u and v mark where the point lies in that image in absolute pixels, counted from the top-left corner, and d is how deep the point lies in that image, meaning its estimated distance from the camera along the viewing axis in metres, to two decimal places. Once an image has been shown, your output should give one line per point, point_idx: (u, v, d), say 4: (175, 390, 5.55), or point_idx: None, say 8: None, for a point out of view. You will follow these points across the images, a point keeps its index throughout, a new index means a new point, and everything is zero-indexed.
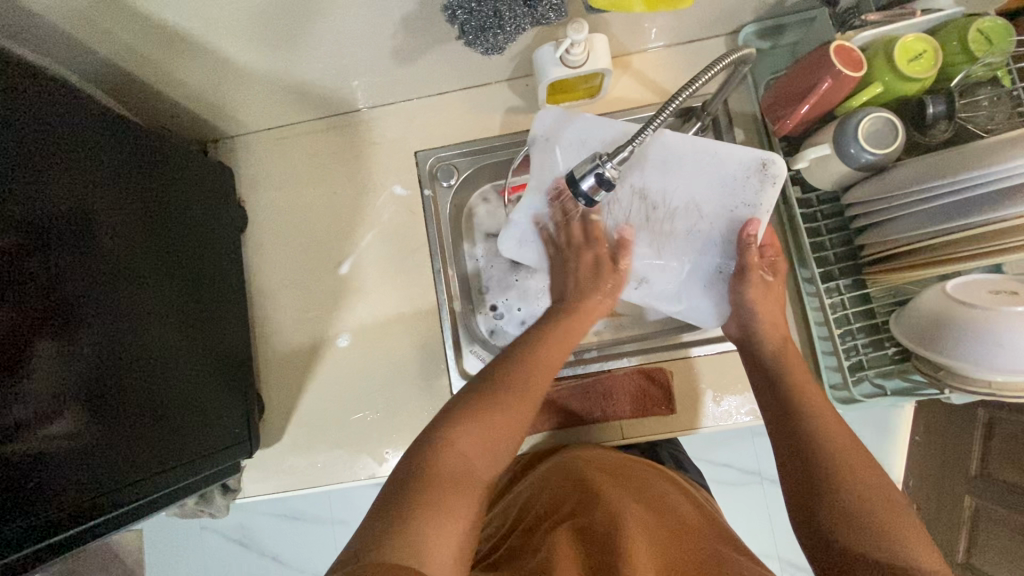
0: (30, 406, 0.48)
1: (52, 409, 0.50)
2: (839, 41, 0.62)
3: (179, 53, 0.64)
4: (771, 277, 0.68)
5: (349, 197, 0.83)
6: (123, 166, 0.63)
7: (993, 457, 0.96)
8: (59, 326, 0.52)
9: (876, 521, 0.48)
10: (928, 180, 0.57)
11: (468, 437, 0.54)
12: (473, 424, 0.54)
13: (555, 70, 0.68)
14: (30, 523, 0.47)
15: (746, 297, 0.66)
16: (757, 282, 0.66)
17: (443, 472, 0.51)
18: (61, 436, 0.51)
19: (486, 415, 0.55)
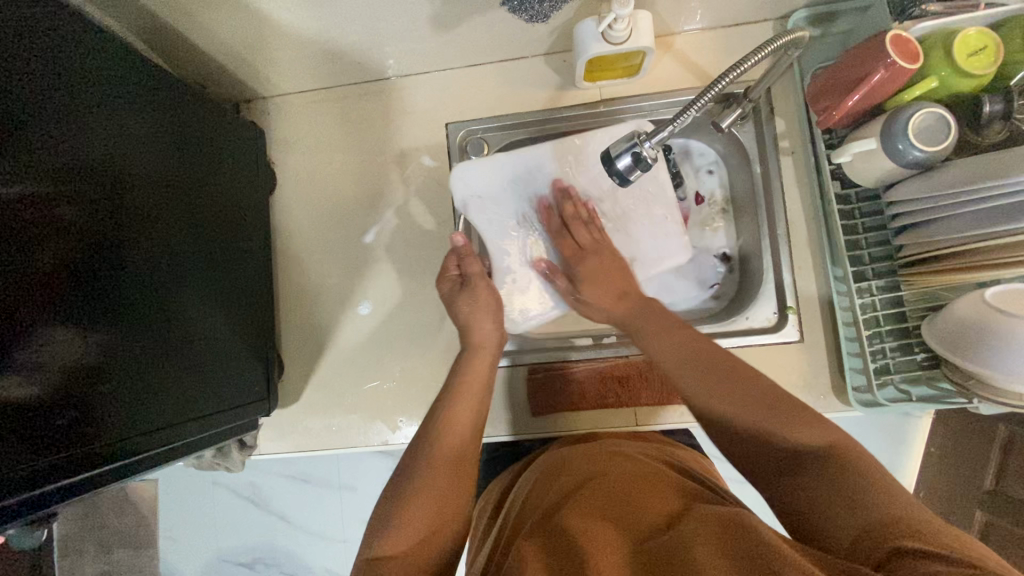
0: (58, 347, 0.49)
1: (80, 352, 0.51)
2: (896, 30, 0.59)
3: (220, 9, 0.63)
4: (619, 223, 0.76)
5: (376, 165, 0.83)
6: (157, 119, 0.63)
7: (1010, 472, 0.94)
8: (88, 272, 0.53)
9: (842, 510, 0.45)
10: (981, 181, 0.55)
11: (402, 541, 0.52)
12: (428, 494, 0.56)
13: (596, 45, 0.66)
14: (57, 459, 0.49)
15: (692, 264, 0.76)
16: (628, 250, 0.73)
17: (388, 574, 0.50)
18: (87, 379, 0.52)
19: (415, 503, 0.55)
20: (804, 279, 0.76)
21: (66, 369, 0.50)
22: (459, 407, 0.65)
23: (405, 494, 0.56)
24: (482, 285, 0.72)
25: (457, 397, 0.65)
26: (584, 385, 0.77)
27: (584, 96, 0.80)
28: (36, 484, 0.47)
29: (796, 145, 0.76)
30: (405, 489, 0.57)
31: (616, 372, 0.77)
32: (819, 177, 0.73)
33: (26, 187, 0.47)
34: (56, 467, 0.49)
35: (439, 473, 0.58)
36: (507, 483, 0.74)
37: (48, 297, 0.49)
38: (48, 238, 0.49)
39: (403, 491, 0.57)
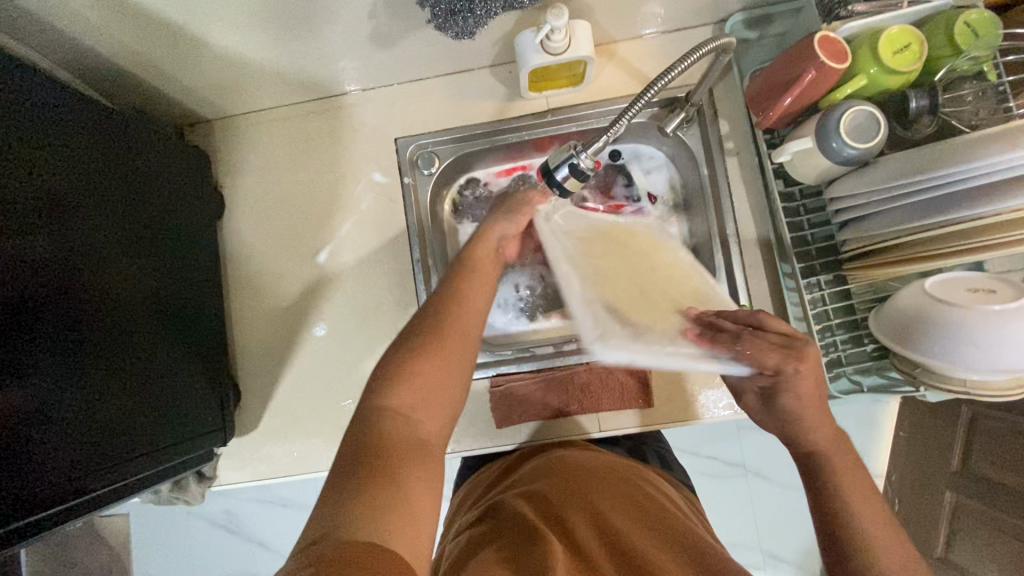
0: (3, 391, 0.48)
1: (28, 393, 0.50)
2: (823, 32, 0.61)
3: (149, 35, 0.62)
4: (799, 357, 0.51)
5: (327, 182, 0.82)
6: (97, 149, 0.61)
7: (975, 453, 0.96)
8: (29, 311, 0.51)
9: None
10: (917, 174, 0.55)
11: (414, 398, 0.50)
12: (415, 383, 0.50)
13: (536, 57, 0.67)
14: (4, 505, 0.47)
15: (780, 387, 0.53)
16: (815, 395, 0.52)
17: (396, 442, 0.47)
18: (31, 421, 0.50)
19: (428, 370, 0.51)
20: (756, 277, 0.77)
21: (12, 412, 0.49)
22: (465, 286, 0.57)
23: (420, 359, 0.51)
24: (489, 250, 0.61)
25: (466, 280, 0.57)
26: (546, 394, 0.78)
27: (532, 106, 0.80)
28: None
29: (741, 146, 0.77)
30: (419, 357, 0.51)
31: (577, 378, 0.77)
32: (764, 176, 0.75)
33: None
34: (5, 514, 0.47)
35: (448, 343, 0.53)
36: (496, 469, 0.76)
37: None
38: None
39: (416, 353, 0.51)
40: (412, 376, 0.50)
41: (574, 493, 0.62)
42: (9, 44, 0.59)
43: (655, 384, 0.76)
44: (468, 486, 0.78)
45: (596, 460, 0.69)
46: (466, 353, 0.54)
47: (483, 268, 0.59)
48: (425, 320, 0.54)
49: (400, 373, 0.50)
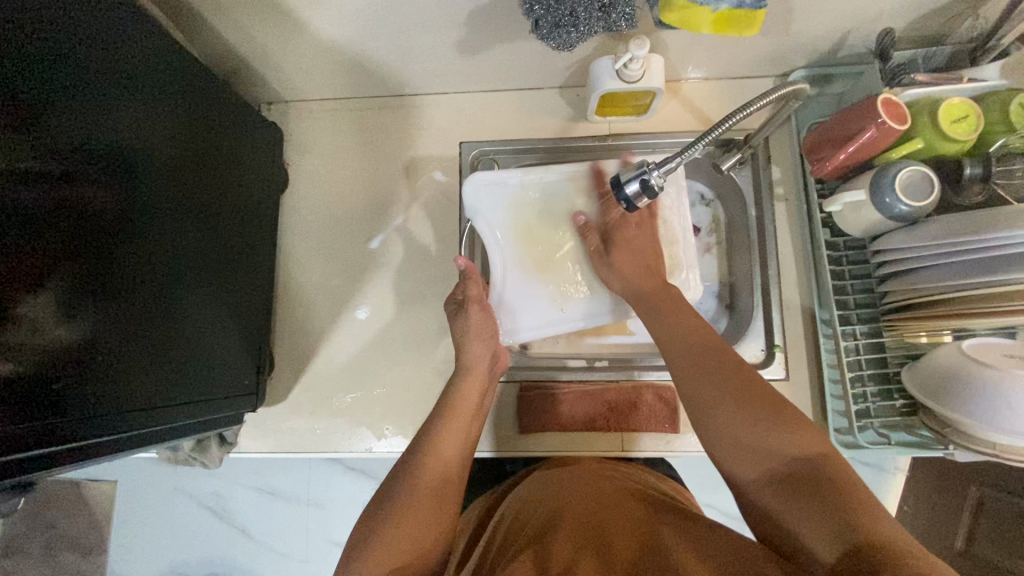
0: (51, 320, 0.47)
1: (76, 326, 0.49)
2: (887, 94, 0.64)
3: (259, 11, 0.66)
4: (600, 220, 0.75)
5: (390, 174, 0.85)
6: (185, 104, 0.63)
7: (983, 535, 0.96)
8: (92, 245, 0.50)
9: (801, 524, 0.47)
10: (964, 236, 0.58)
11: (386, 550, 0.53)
12: (389, 534, 0.54)
13: (610, 82, 0.70)
14: (36, 428, 0.45)
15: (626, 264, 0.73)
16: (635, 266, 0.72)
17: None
18: (67, 353, 0.48)
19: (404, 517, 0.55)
20: (791, 320, 0.79)
21: (59, 342, 0.47)
22: (448, 432, 0.63)
23: (391, 513, 0.55)
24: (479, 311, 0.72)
25: (440, 441, 0.62)
26: (572, 407, 0.78)
27: (593, 130, 0.83)
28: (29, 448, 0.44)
29: (790, 193, 0.80)
30: (396, 508, 0.56)
31: (604, 395, 0.78)
32: (810, 224, 0.77)
33: (52, 152, 0.46)
34: (33, 445, 0.45)
35: (422, 500, 0.57)
36: (496, 495, 0.75)
37: (50, 267, 0.46)
38: (54, 208, 0.47)
39: (393, 507, 0.56)
40: (396, 531, 0.54)
41: (550, 511, 0.60)
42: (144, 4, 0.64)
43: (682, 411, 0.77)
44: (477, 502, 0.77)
45: (578, 476, 0.68)
46: (444, 497, 0.59)
47: (464, 415, 0.65)
48: (403, 470, 0.60)
49: (373, 540, 0.54)
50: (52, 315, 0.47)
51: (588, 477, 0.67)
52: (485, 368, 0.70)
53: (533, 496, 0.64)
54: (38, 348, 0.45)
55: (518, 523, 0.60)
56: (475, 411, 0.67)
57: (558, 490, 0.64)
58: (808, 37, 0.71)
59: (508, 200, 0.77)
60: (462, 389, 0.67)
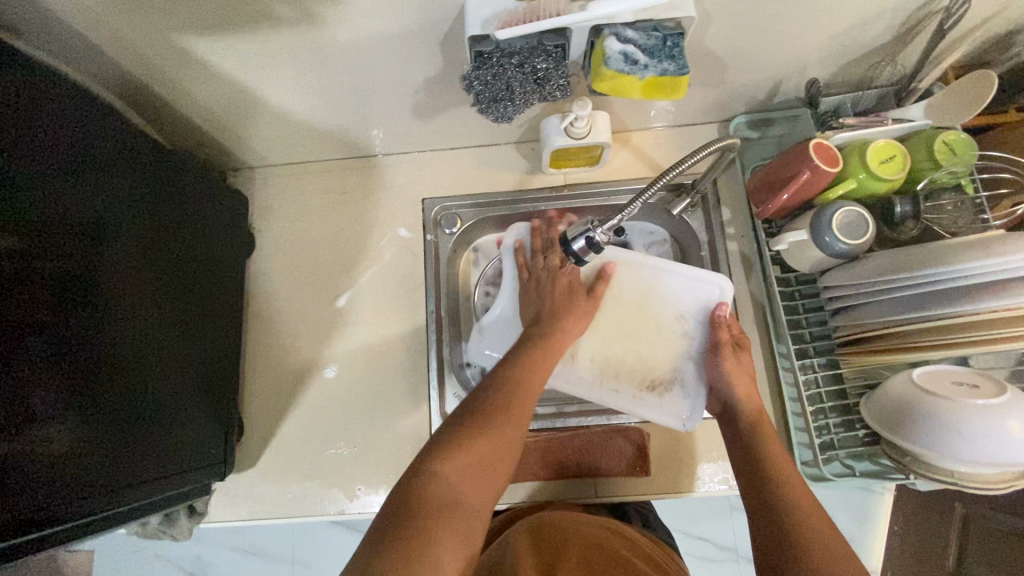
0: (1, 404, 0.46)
1: (25, 409, 0.48)
2: (818, 139, 0.68)
3: (217, 91, 0.69)
4: (741, 350, 0.71)
5: (355, 232, 0.87)
6: (146, 183, 0.65)
7: (967, 552, 0.96)
8: (41, 325, 0.50)
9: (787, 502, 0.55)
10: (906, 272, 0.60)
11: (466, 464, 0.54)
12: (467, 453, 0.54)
13: (559, 139, 0.74)
14: None
15: (722, 369, 0.70)
16: (748, 385, 0.68)
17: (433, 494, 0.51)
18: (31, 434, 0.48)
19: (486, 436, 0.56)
20: (752, 355, 0.80)
21: (11, 426, 0.46)
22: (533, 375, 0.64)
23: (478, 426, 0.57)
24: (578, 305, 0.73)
25: (477, 442, 0.56)
26: (544, 454, 0.79)
27: (550, 180, 0.86)
28: None
29: (742, 232, 0.83)
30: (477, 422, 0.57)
31: (575, 441, 0.79)
32: (762, 261, 0.80)
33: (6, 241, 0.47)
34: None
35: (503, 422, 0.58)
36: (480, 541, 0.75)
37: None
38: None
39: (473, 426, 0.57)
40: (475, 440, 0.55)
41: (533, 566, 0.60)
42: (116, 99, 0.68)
43: (653, 453, 0.77)
44: None
45: (569, 528, 0.67)
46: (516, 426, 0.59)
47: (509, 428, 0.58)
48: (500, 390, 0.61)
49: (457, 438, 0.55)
50: (3, 398, 0.46)
51: (582, 529, 0.67)
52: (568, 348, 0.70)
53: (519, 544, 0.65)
54: None
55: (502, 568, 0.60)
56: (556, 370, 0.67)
57: (544, 543, 0.64)
58: (742, 88, 0.76)
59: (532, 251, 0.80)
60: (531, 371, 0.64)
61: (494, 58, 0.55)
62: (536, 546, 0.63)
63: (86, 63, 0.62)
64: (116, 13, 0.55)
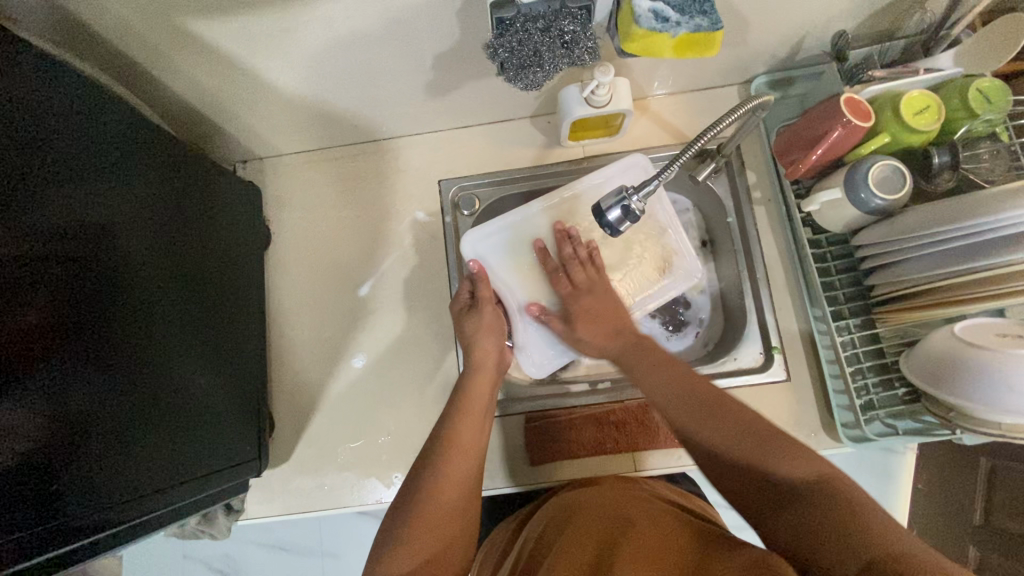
0: (32, 410, 0.44)
1: (58, 414, 0.46)
2: (848, 93, 0.66)
3: (223, 76, 0.66)
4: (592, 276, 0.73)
5: (372, 218, 0.85)
6: (157, 178, 0.63)
7: (1000, 506, 0.96)
8: (67, 324, 0.48)
9: (710, 423, 0.55)
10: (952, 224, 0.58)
11: (420, 552, 0.54)
12: (423, 532, 0.55)
13: (579, 109, 0.72)
14: (28, 535, 0.43)
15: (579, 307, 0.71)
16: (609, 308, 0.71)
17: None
18: (65, 440, 0.47)
19: (438, 503, 0.57)
20: (785, 320, 0.80)
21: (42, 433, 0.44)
22: (463, 429, 0.64)
23: (432, 493, 0.58)
24: (489, 310, 0.72)
25: (430, 520, 0.56)
26: (580, 432, 0.78)
27: (568, 154, 0.84)
28: (20, 558, 0.42)
29: (768, 195, 0.82)
30: (430, 499, 0.58)
31: (610, 417, 0.78)
32: (791, 223, 0.78)
33: (23, 242, 0.45)
34: (19, 551, 0.42)
35: (450, 483, 0.59)
36: (520, 517, 0.75)
37: (27, 354, 0.44)
38: (27, 294, 0.45)
39: (422, 503, 0.57)
40: (424, 516, 0.56)
41: (569, 541, 0.59)
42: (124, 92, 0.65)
43: None
44: (496, 531, 0.76)
45: (600, 495, 0.66)
46: (465, 498, 0.60)
47: (434, 523, 0.56)
48: (434, 452, 0.62)
49: (416, 515, 0.56)
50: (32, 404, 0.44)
51: (609, 493, 0.66)
52: (493, 369, 0.71)
53: (554, 521, 0.64)
54: (25, 439, 0.43)
55: (539, 552, 0.60)
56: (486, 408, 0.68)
57: (578, 517, 0.63)
58: (766, 45, 0.73)
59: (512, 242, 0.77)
60: (460, 424, 0.64)
61: (517, 23, 0.53)
62: (580, 518, 0.62)
63: (90, 53, 0.60)
64: None
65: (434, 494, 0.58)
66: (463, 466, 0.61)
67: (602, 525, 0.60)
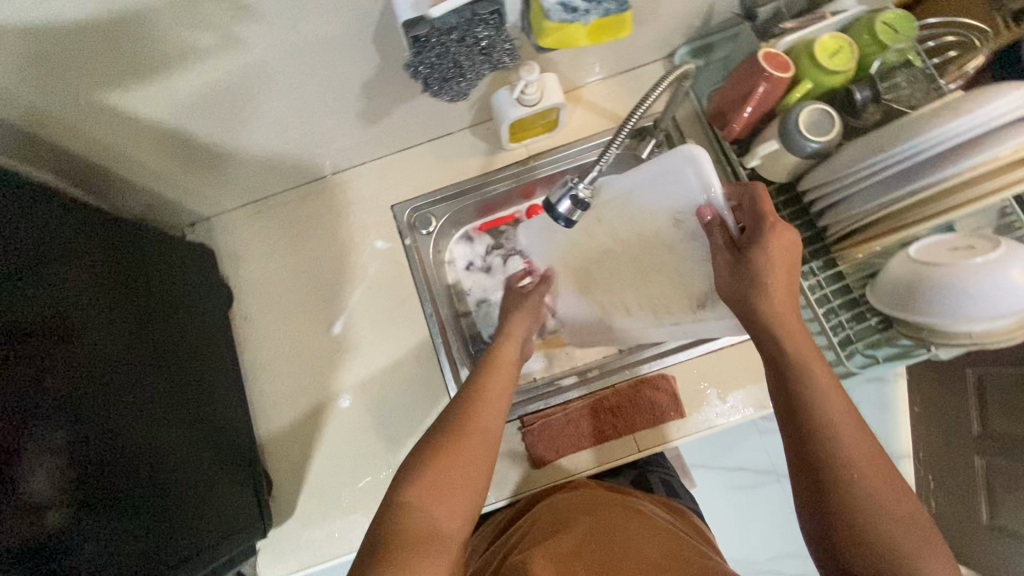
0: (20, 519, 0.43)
1: (48, 517, 0.45)
2: (765, 49, 0.68)
3: (152, 143, 0.65)
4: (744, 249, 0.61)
5: (332, 256, 0.84)
6: (108, 259, 0.62)
7: (992, 413, 0.99)
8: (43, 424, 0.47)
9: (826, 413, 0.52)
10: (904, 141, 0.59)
11: (436, 487, 0.55)
12: (440, 470, 0.56)
13: (513, 110, 0.72)
14: None
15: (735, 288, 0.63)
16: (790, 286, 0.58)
17: (411, 527, 0.52)
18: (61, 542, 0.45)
19: (460, 447, 0.58)
20: None
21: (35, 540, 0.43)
22: (490, 387, 0.65)
23: (451, 441, 0.59)
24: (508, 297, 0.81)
25: (452, 459, 0.57)
26: (578, 425, 0.77)
27: (513, 157, 0.85)
28: None
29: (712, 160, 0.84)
30: (450, 445, 0.58)
31: (604, 404, 0.78)
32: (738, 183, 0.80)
33: None
34: None
35: (471, 434, 0.60)
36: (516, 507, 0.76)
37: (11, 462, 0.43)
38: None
39: (442, 444, 0.58)
40: (445, 459, 0.57)
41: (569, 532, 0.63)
42: (55, 180, 0.64)
43: (682, 394, 0.77)
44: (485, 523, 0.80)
45: (604, 496, 0.71)
46: (488, 445, 0.60)
47: (461, 459, 0.57)
48: (458, 410, 0.62)
49: (436, 453, 0.57)
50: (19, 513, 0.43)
51: (608, 495, 0.71)
52: (523, 334, 0.75)
53: (557, 511, 0.68)
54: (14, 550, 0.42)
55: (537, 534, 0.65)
56: (514, 366, 0.70)
57: (581, 512, 0.67)
58: (680, 17, 0.75)
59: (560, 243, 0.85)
60: (488, 379, 0.66)
61: (433, 39, 0.53)
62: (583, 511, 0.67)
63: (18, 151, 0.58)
64: (25, 83, 0.51)
65: (455, 444, 0.58)
66: (485, 422, 0.61)
67: (599, 521, 0.64)
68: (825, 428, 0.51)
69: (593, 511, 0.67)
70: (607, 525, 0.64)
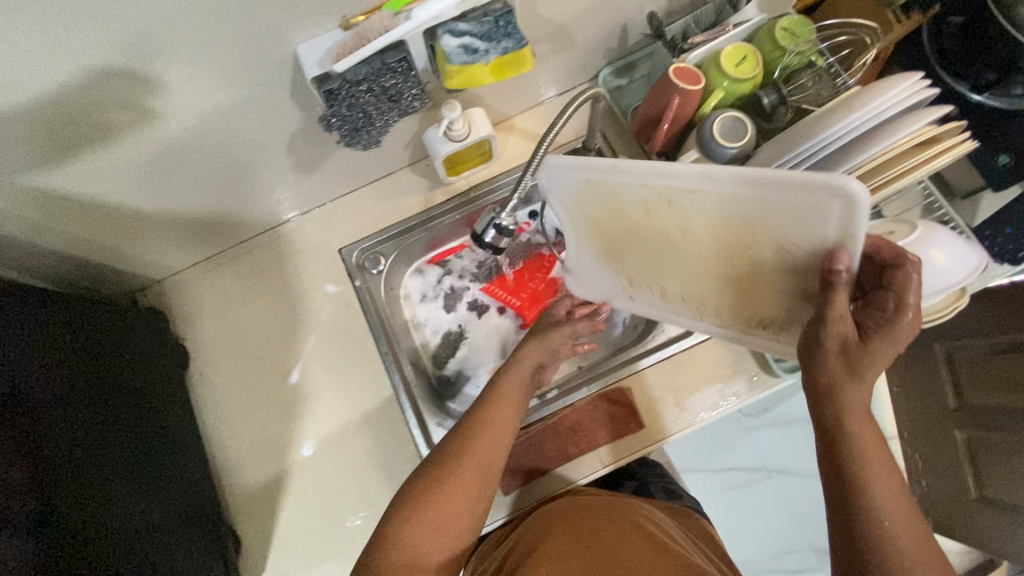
0: None
1: None
2: (676, 64, 0.71)
3: (88, 217, 0.66)
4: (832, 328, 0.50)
5: (286, 306, 0.85)
6: (61, 333, 0.62)
7: (966, 386, 1.00)
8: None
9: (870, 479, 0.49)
10: (808, 140, 0.61)
11: (427, 522, 0.58)
12: (432, 506, 0.58)
13: (444, 146, 0.74)
14: None
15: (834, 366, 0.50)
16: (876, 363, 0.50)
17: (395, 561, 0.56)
18: None
19: (456, 482, 0.60)
20: None
21: None
22: (489, 418, 0.66)
23: (444, 476, 0.60)
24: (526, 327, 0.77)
25: (444, 493, 0.59)
26: (542, 448, 0.77)
27: (454, 189, 0.87)
28: None
29: None
30: (444, 473, 0.61)
31: (564, 423, 0.79)
32: None
33: None
34: None
35: (466, 468, 0.61)
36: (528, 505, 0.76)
37: None
38: None
39: (437, 477, 0.60)
40: (439, 492, 0.59)
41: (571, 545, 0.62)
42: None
43: (641, 405, 0.78)
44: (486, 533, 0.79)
45: (608, 504, 0.69)
46: (485, 481, 0.62)
47: (450, 497, 0.59)
48: (449, 443, 0.64)
49: (431, 487, 0.60)
50: None
51: (607, 499, 0.71)
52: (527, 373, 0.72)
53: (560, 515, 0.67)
54: None
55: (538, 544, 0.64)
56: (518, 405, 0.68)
57: (585, 522, 0.66)
58: (593, 42, 0.79)
59: (578, 191, 0.68)
60: (488, 413, 0.66)
61: (344, 91, 0.56)
62: (584, 518, 0.66)
63: None
64: None
65: (445, 477, 0.60)
66: (487, 451, 0.63)
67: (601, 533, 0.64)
68: (869, 478, 0.49)
69: (597, 522, 0.66)
70: (609, 538, 0.63)
